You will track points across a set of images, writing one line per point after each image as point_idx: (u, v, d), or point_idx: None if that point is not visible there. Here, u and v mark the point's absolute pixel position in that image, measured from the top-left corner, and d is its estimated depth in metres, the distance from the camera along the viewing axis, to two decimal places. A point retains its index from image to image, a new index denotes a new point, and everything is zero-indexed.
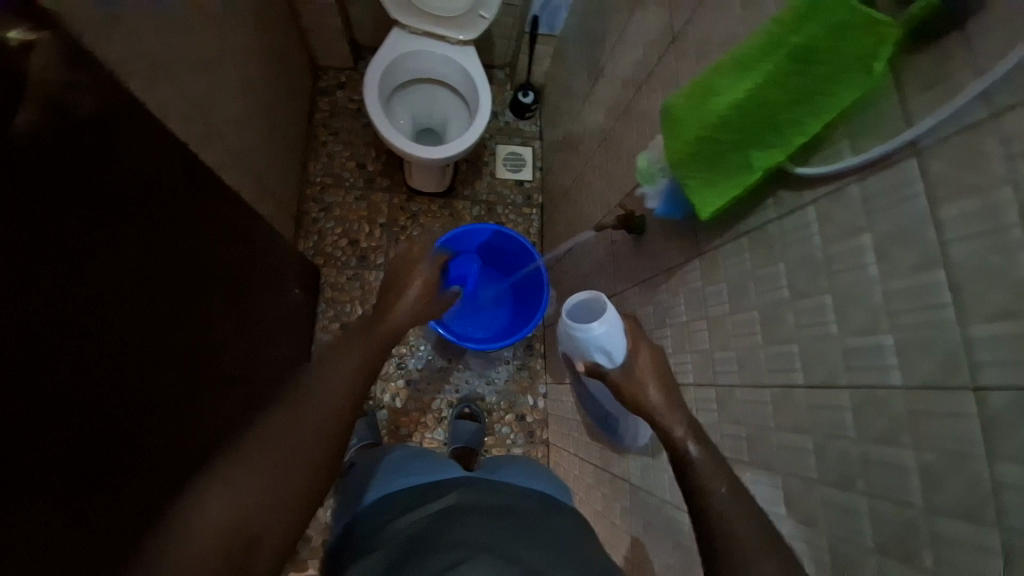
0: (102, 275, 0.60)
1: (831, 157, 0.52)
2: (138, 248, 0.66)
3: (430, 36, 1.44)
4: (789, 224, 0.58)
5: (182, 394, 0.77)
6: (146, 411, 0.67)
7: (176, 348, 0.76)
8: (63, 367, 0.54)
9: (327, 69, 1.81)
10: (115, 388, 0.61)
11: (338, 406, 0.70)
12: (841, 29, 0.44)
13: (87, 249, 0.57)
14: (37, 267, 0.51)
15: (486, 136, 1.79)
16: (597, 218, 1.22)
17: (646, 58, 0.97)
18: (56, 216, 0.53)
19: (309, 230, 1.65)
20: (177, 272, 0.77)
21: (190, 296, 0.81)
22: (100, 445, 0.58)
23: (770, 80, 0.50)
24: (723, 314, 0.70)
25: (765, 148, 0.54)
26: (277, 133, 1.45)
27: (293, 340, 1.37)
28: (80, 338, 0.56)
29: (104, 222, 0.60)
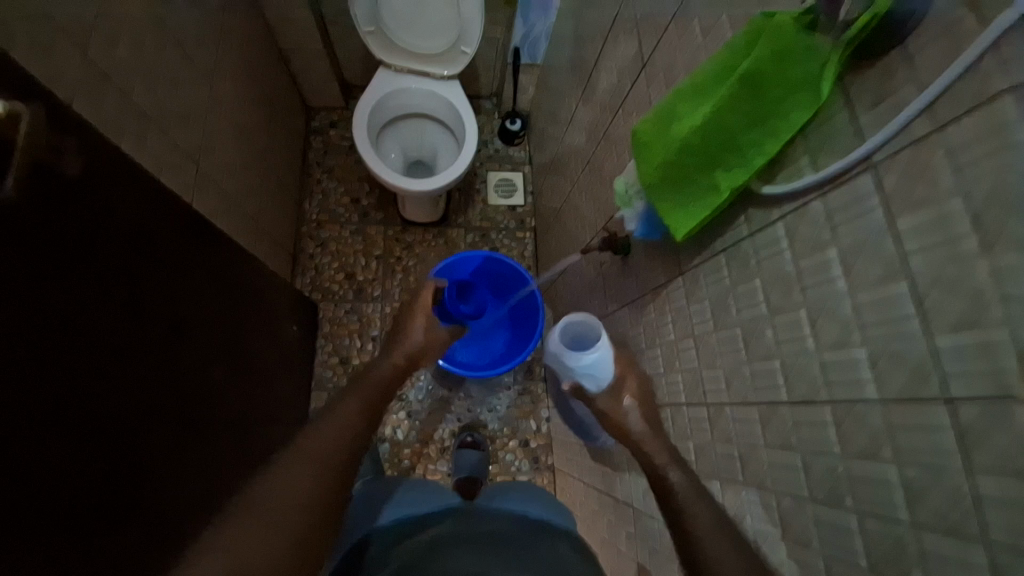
0: (102, 307, 0.62)
1: (791, 174, 0.53)
2: (134, 289, 0.69)
3: (416, 74, 1.49)
4: (760, 241, 0.59)
5: (184, 447, 0.78)
6: (142, 442, 0.68)
7: (173, 385, 0.77)
8: (60, 385, 0.55)
9: (319, 110, 1.88)
10: (113, 414, 0.62)
11: (343, 443, 0.66)
12: (782, 55, 0.47)
13: (87, 281, 0.60)
14: (41, 290, 0.53)
15: (476, 165, 1.83)
16: (586, 241, 1.24)
17: (621, 84, 1.00)
18: (60, 281, 0.56)
19: (306, 266, 1.68)
20: (176, 325, 0.79)
21: (191, 346, 0.83)
22: (95, 467, 0.59)
23: (724, 105, 0.52)
24: (707, 331, 0.70)
25: (729, 169, 0.55)
26: (271, 175, 1.50)
27: (291, 383, 1.38)
28: (78, 366, 0.57)
29: (107, 281, 0.63)
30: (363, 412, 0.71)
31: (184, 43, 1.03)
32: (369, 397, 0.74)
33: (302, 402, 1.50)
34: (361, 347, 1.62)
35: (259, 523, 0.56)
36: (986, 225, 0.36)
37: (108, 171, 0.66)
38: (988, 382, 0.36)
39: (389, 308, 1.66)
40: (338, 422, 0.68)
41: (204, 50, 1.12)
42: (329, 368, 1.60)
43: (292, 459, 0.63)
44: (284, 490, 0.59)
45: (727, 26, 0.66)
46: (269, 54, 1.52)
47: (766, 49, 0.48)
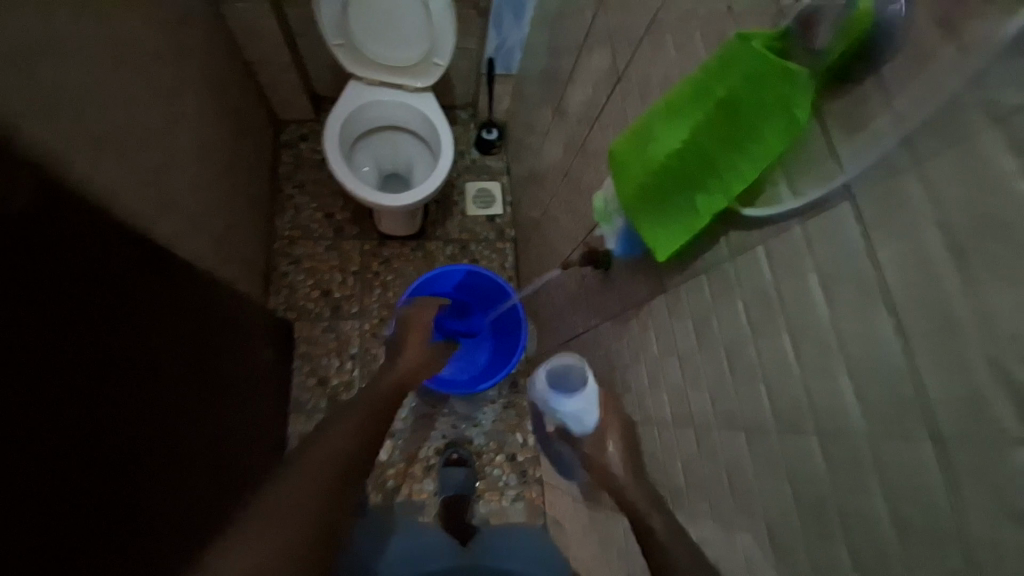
0: (100, 330, 0.67)
1: (768, 197, 0.53)
2: (128, 314, 0.73)
3: (388, 86, 1.47)
4: (742, 263, 0.58)
5: (176, 465, 0.82)
6: (131, 458, 0.71)
7: (165, 405, 0.81)
8: (53, 394, 0.59)
9: (289, 122, 1.83)
10: (108, 430, 0.67)
11: (337, 466, 0.73)
12: (756, 82, 0.47)
13: (86, 305, 0.65)
14: (43, 309, 0.59)
15: (453, 176, 1.80)
16: (566, 253, 1.23)
17: (596, 97, 0.99)
18: (61, 300, 0.61)
19: (280, 284, 1.63)
20: (169, 348, 0.84)
21: (182, 367, 0.87)
22: (110, 468, 0.67)
23: (701, 128, 0.52)
24: (691, 350, 0.69)
25: (706, 192, 0.55)
26: (240, 192, 1.45)
27: (270, 406, 1.36)
28: (74, 380, 0.62)
29: (104, 305, 0.69)
30: (354, 442, 0.79)
31: (140, 61, 0.98)
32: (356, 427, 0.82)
33: (279, 426, 1.45)
34: (339, 366, 1.58)
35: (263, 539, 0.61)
36: (957, 253, 0.36)
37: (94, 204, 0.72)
38: (971, 416, 0.35)
39: (368, 325, 1.62)
40: (331, 450, 0.76)
41: (163, 67, 1.07)
42: (306, 389, 1.55)
43: (288, 480, 0.69)
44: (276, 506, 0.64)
45: (700, 42, 0.65)
46: (233, 67, 1.47)
47: (739, 75, 0.48)
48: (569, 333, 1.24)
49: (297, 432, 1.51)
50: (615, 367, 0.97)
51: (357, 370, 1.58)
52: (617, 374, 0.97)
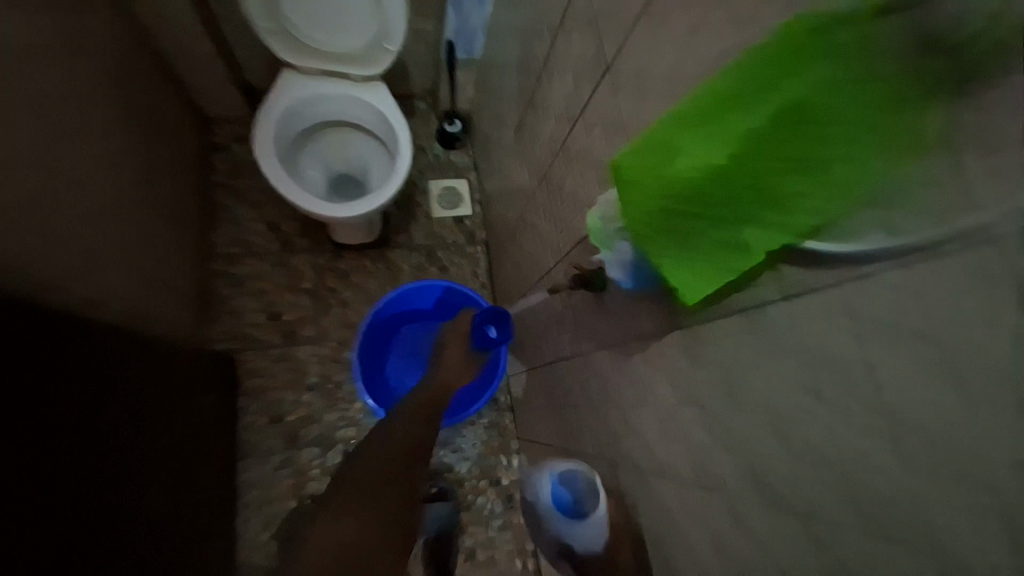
0: (101, 375, 0.83)
1: (839, 230, 0.40)
2: (117, 363, 0.89)
3: (332, 78, 1.25)
4: (799, 310, 0.46)
5: (167, 473, 1.01)
6: (117, 480, 0.83)
7: (144, 436, 0.93)
8: (65, 421, 0.73)
9: (218, 120, 1.59)
10: (105, 455, 0.81)
11: (377, 479, 0.97)
12: (840, 81, 0.35)
13: (89, 353, 0.81)
14: (59, 356, 0.74)
15: (414, 176, 1.61)
16: (546, 266, 1.08)
17: (577, 88, 0.84)
18: (76, 349, 0.78)
19: (220, 310, 1.42)
20: (156, 379, 1.02)
21: (162, 406, 1.02)
22: (98, 491, 0.78)
23: (752, 142, 0.39)
24: (725, 407, 0.57)
25: (759, 226, 0.42)
26: (158, 209, 1.23)
27: (205, 463, 1.19)
28: (84, 411, 0.77)
29: (102, 354, 0.84)
30: (378, 480, 0.96)
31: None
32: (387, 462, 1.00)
33: (226, 477, 1.27)
34: (295, 400, 1.39)
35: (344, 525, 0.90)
36: None
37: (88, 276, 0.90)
38: None
39: (327, 350, 1.43)
40: (362, 487, 0.95)
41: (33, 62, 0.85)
42: (257, 430, 1.36)
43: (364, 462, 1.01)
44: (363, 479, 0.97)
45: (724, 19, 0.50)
46: (137, 58, 1.22)
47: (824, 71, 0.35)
48: (555, 355, 1.10)
49: (251, 479, 1.33)
50: (616, 404, 0.84)
51: (316, 403, 1.40)
52: (618, 411, 0.84)
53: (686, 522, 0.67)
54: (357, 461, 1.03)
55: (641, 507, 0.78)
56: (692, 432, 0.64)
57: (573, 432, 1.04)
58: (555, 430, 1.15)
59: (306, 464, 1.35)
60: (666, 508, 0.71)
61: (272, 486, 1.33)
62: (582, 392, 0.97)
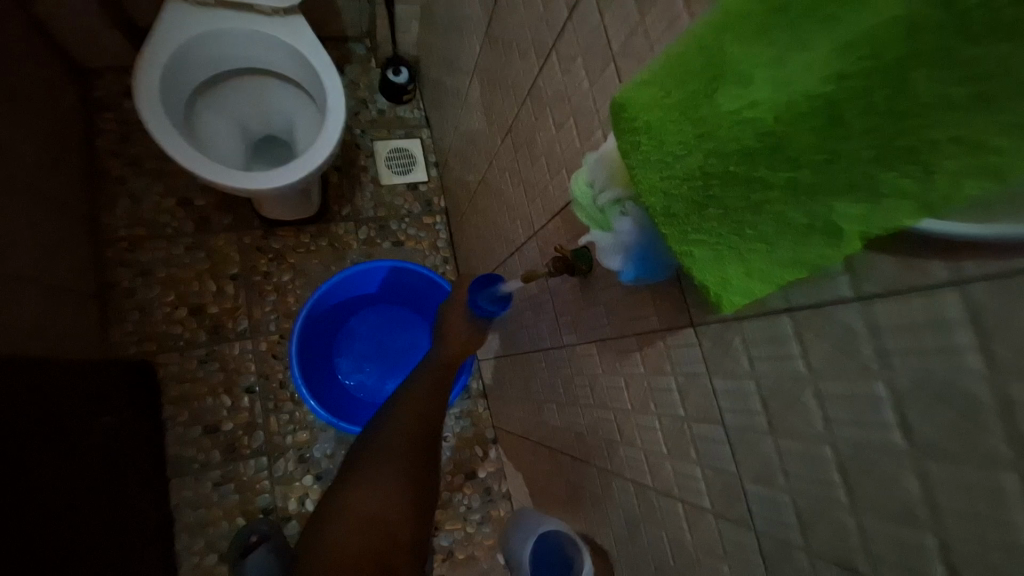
0: (49, 399, 0.88)
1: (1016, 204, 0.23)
2: (66, 386, 0.93)
3: (233, 9, 0.99)
4: (896, 317, 0.31)
5: (99, 493, 0.93)
6: (87, 491, 0.91)
7: (106, 451, 0.98)
8: (25, 441, 0.79)
9: (101, 71, 1.29)
10: (70, 470, 0.88)
11: (403, 437, 0.86)
12: None
13: (38, 376, 0.87)
14: (11, 384, 0.80)
15: (356, 135, 1.37)
16: (517, 240, 0.91)
17: (548, 11, 0.64)
18: (21, 374, 0.83)
19: (125, 307, 1.18)
20: (62, 397, 0.91)
21: (124, 421, 1.05)
22: (69, 502, 0.86)
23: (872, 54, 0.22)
24: (755, 431, 0.44)
25: (876, 199, 0.25)
26: (19, 184, 0.97)
27: (122, 492, 0.99)
28: (40, 433, 0.83)
29: (50, 379, 0.89)
30: (411, 435, 0.86)
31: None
32: (411, 419, 0.87)
33: (153, 503, 1.08)
34: (232, 406, 1.20)
35: (373, 488, 0.81)
36: None
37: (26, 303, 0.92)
38: None
39: (265, 345, 1.23)
40: (394, 442, 0.85)
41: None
42: (188, 444, 1.17)
43: (385, 432, 0.86)
44: (388, 444, 0.84)
45: None
46: None
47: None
48: (532, 343, 0.95)
49: (185, 500, 1.14)
50: (610, 406, 0.70)
51: (258, 407, 1.21)
52: (612, 415, 0.70)
53: (703, 554, 0.55)
54: (375, 429, 0.88)
55: (646, 526, 0.66)
56: (709, 453, 0.51)
57: (557, 429, 0.91)
58: (535, 424, 1.02)
59: (252, 477, 1.18)
60: (678, 534, 0.59)
61: (212, 507, 1.15)
62: (568, 387, 0.83)
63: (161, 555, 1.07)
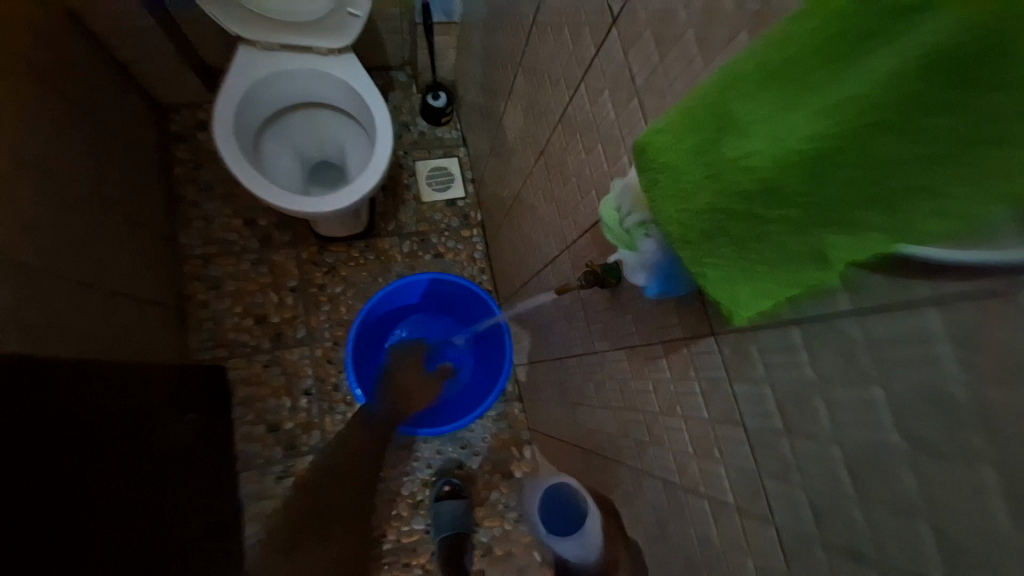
0: (134, 397, 0.99)
1: (974, 236, 0.27)
2: (149, 386, 1.05)
3: (293, 50, 1.10)
4: (891, 327, 0.35)
5: (179, 484, 1.05)
6: (166, 483, 1.01)
7: (184, 447, 1.09)
8: (110, 433, 0.89)
9: (179, 107, 1.45)
10: (152, 462, 0.98)
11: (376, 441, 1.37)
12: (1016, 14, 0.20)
13: (123, 377, 0.98)
14: (98, 382, 0.90)
15: (399, 156, 1.48)
16: (549, 256, 0.98)
17: (577, 49, 0.71)
18: (108, 374, 0.94)
19: (200, 318, 1.32)
20: (116, 400, 0.93)
21: (201, 422, 1.18)
22: (150, 490, 0.95)
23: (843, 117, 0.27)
24: (773, 431, 0.48)
25: (855, 233, 0.29)
26: (110, 213, 1.12)
27: (201, 482, 1.13)
28: (125, 426, 0.93)
29: (134, 379, 1.01)
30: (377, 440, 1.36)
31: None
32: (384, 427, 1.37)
33: (224, 495, 1.21)
34: (292, 406, 1.32)
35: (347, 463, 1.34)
36: None
37: (115, 314, 1.05)
38: None
39: (320, 351, 1.35)
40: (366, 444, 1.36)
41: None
42: (255, 440, 1.29)
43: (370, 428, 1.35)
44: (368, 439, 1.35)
45: None
46: (61, 39, 1.08)
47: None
48: (565, 350, 1.01)
49: (252, 492, 1.27)
50: (639, 408, 0.75)
51: (315, 407, 1.33)
52: (642, 419, 0.75)
53: (728, 546, 0.59)
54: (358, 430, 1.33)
55: (674, 524, 0.70)
56: (733, 453, 0.55)
57: (590, 431, 0.97)
58: (570, 428, 1.08)
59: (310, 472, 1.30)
60: (705, 529, 0.63)
61: (275, 498, 1.28)
62: (599, 391, 0.89)
63: (231, 541, 1.19)
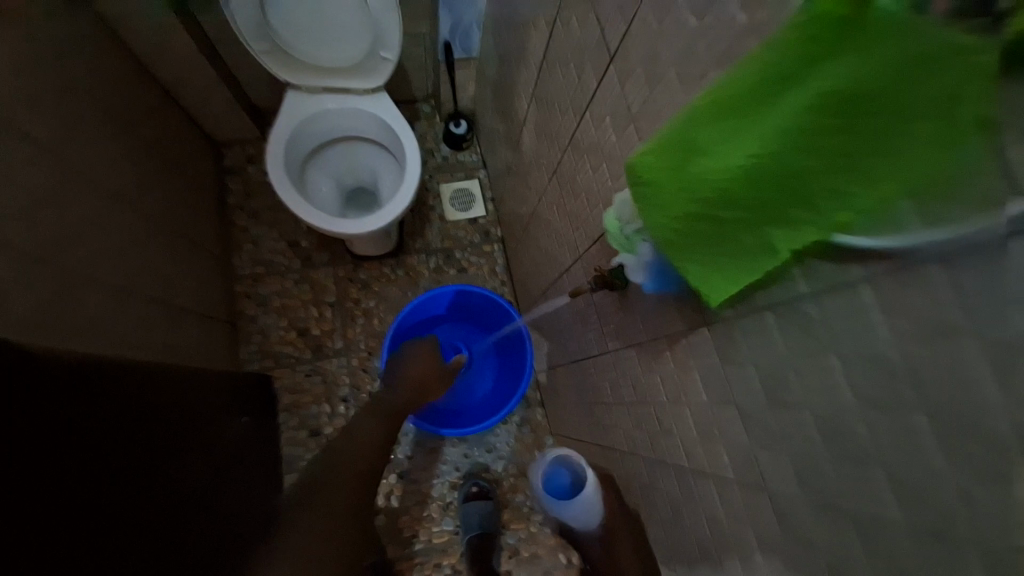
0: (176, 397, 0.99)
1: (885, 225, 0.35)
2: (186, 386, 1.04)
3: (333, 92, 1.25)
4: (835, 306, 0.43)
5: (235, 479, 1.11)
6: (195, 493, 0.94)
7: (235, 445, 1.17)
8: (159, 431, 0.89)
9: (231, 144, 1.63)
10: (151, 488, 0.83)
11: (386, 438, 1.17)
12: (894, 63, 0.28)
13: (166, 378, 0.99)
14: (145, 383, 0.91)
15: (425, 180, 1.61)
16: (565, 265, 1.06)
17: (583, 81, 0.81)
18: (132, 378, 0.88)
19: (250, 331, 1.46)
20: (116, 398, 0.82)
21: (254, 427, 1.29)
22: (146, 524, 0.79)
23: (780, 140, 0.34)
24: (759, 407, 0.55)
25: (796, 227, 0.38)
26: (177, 240, 1.27)
27: (256, 480, 1.22)
28: (155, 429, 0.88)
29: (175, 381, 1.01)
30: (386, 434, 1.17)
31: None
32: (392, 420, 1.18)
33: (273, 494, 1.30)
34: (331, 412, 1.42)
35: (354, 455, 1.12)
36: None
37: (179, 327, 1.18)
38: None
39: (356, 360, 1.46)
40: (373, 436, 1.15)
41: (12, 101, 0.84)
42: (299, 443, 1.40)
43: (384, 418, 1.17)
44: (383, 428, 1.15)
45: (728, 4, 0.46)
46: (139, 93, 1.26)
47: (873, 39, 0.29)
48: (583, 352, 1.08)
49: None
50: (649, 400, 0.82)
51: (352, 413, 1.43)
52: (652, 410, 0.82)
53: (730, 518, 0.65)
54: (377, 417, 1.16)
55: (686, 507, 0.76)
56: (728, 431, 0.62)
57: (608, 428, 1.03)
58: (589, 426, 1.14)
59: None
60: (710, 506, 0.69)
61: None
62: (613, 388, 0.96)
63: None
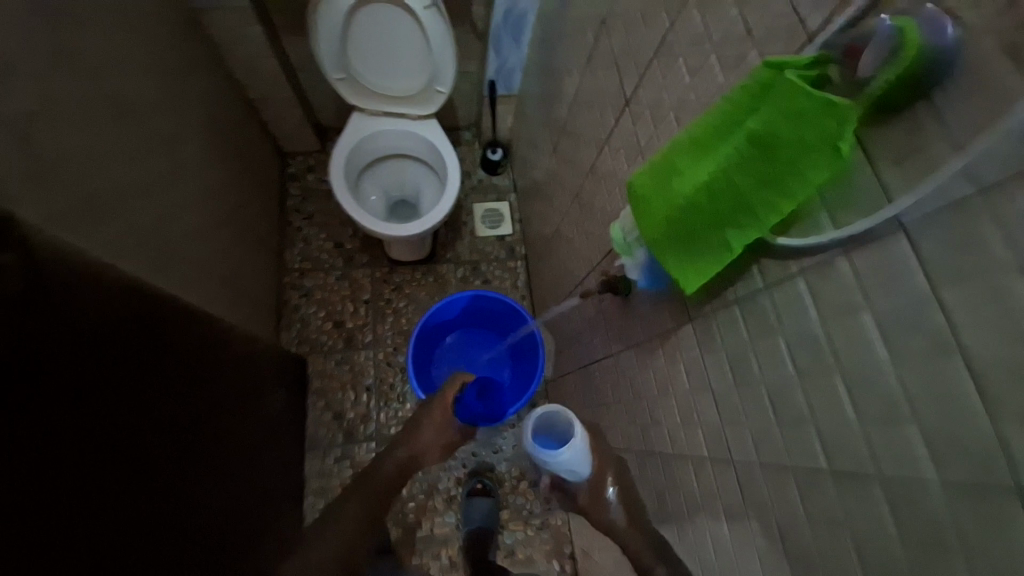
0: (221, 380, 0.99)
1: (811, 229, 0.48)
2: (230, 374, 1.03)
3: (392, 116, 1.45)
4: (780, 295, 0.55)
5: (249, 469, 1.09)
6: (218, 479, 0.93)
7: (257, 433, 1.16)
8: (196, 412, 0.87)
9: (295, 154, 1.85)
10: (184, 470, 0.82)
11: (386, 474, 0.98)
12: (800, 111, 0.42)
13: (216, 359, 0.99)
14: (196, 361, 0.89)
15: (461, 198, 1.78)
16: (580, 278, 1.19)
17: (604, 119, 0.96)
18: (188, 356, 0.87)
19: (292, 318, 1.63)
20: (155, 372, 0.76)
21: (284, 408, 1.36)
22: (177, 500, 0.80)
23: (730, 164, 0.48)
24: (728, 389, 0.66)
25: (744, 228, 0.50)
26: (244, 231, 1.45)
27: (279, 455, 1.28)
28: (195, 410, 0.87)
29: (221, 363, 1.00)
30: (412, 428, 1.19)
31: (104, 94, 0.92)
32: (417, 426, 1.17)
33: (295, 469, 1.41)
34: (355, 399, 1.55)
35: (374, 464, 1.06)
36: (1008, 302, 0.34)
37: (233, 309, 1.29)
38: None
39: (382, 354, 1.60)
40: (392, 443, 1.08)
41: (145, 104, 1.05)
42: (322, 425, 1.53)
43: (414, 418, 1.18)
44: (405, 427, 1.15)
45: (711, 66, 0.61)
46: (232, 104, 1.48)
47: (786, 97, 0.42)
48: (590, 358, 1.19)
49: (315, 470, 1.49)
50: (643, 396, 0.92)
51: (373, 402, 1.55)
52: (645, 405, 0.92)
53: (703, 495, 0.74)
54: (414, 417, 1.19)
55: (669, 493, 0.85)
56: (704, 414, 0.72)
57: (606, 428, 1.13)
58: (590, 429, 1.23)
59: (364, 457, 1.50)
60: (688, 487, 0.79)
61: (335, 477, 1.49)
62: (613, 389, 1.06)
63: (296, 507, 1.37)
